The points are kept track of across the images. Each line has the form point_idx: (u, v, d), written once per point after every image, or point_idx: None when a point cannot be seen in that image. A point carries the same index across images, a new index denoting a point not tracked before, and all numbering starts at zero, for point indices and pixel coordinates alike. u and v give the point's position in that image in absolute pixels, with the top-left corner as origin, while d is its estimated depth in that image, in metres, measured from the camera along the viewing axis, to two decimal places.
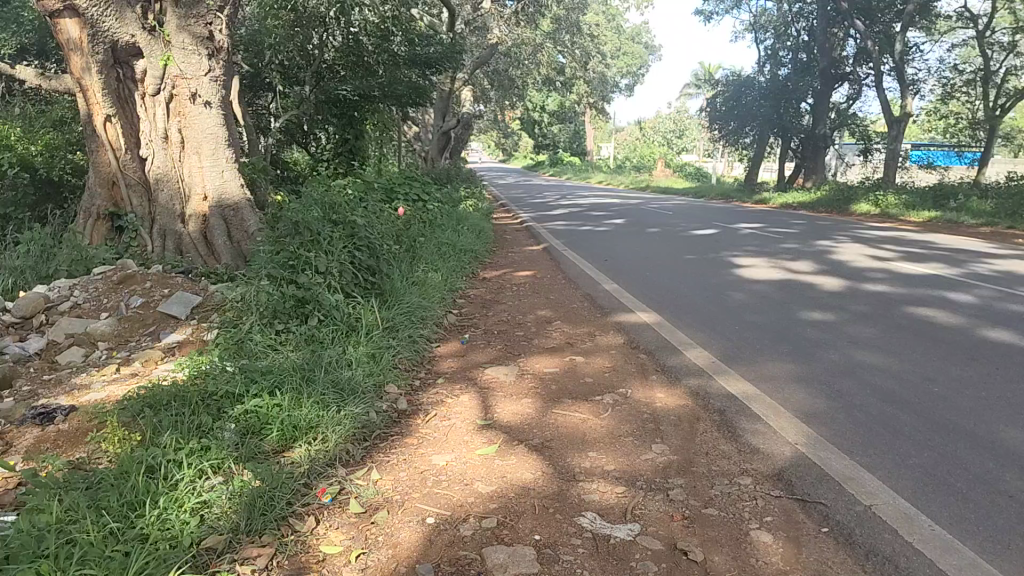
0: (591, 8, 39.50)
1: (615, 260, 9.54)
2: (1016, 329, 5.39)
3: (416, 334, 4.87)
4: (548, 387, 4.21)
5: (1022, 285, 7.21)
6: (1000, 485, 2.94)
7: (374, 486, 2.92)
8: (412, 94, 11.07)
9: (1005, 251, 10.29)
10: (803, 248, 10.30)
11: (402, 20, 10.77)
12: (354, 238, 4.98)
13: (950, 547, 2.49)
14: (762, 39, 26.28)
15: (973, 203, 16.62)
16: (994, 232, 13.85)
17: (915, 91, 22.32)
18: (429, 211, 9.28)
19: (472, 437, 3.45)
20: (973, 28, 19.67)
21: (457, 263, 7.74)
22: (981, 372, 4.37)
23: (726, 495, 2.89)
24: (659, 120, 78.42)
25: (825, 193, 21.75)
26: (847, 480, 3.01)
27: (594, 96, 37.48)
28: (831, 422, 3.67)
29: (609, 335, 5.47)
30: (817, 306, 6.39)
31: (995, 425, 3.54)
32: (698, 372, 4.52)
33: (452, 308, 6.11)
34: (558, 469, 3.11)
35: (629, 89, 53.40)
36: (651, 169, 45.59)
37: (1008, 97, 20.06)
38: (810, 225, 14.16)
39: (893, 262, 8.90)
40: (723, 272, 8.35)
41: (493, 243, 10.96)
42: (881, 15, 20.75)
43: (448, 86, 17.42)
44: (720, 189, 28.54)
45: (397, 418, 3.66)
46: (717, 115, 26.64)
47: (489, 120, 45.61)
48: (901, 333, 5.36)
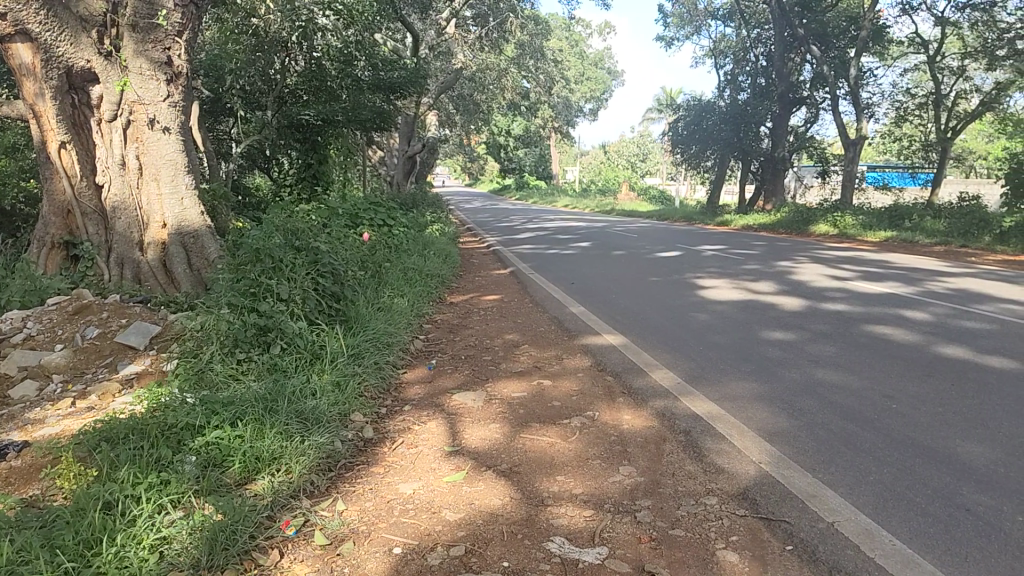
0: (556, 35, 40.17)
1: (582, 283, 9.59)
2: (971, 346, 5.53)
3: (382, 360, 4.84)
4: (517, 412, 4.19)
5: (974, 303, 7.42)
6: (958, 499, 2.99)
7: (339, 517, 2.88)
8: (376, 118, 11.03)
9: (956, 269, 10.61)
10: (764, 269, 10.49)
11: (364, 45, 10.77)
12: (318, 265, 4.96)
13: (910, 561, 2.52)
14: (722, 64, 27.03)
15: (926, 223, 17.12)
16: (948, 251, 14.26)
17: (869, 114, 23.04)
18: (394, 236, 9.26)
19: (439, 464, 3.43)
20: (924, 53, 20.25)
21: (424, 288, 7.71)
22: (937, 389, 4.46)
23: (693, 515, 2.90)
24: (623, 144, 79.54)
25: (785, 215, 22.19)
26: (810, 498, 3.04)
27: (559, 119, 37.93)
28: (794, 440, 3.72)
29: (577, 357, 5.49)
30: (779, 326, 6.49)
31: (952, 440, 3.62)
32: (664, 394, 4.55)
33: (419, 333, 6.08)
34: (525, 494, 3.09)
35: (593, 112, 54.21)
36: (616, 192, 46.17)
37: (958, 120, 20.78)
38: (771, 246, 14.44)
39: (851, 281, 9.09)
40: (686, 293, 8.45)
41: (460, 267, 10.95)
42: (836, 40, 21.52)
43: (414, 111, 17.49)
44: (683, 212, 28.97)
45: (363, 447, 3.62)
46: (679, 139, 27.09)
47: (456, 144, 45.84)
48: (859, 351, 5.47)
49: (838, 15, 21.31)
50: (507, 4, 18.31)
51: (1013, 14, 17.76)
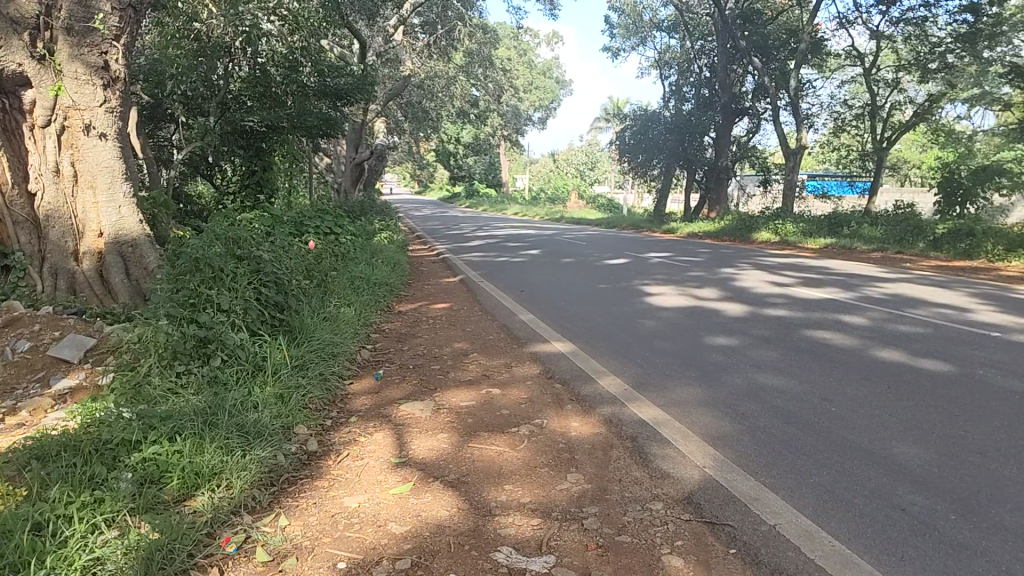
0: (504, 44, 40.39)
1: (531, 291, 9.62)
2: (905, 349, 5.73)
3: (327, 371, 4.78)
4: (465, 421, 4.17)
5: (909, 307, 7.70)
6: (895, 500, 3.08)
7: (281, 533, 2.82)
8: (323, 125, 10.95)
9: (892, 275, 11.00)
10: (709, 275, 10.71)
11: (310, 51, 10.70)
12: (260, 274, 4.87)
13: (848, 561, 2.59)
14: (666, 75, 27.59)
15: (864, 230, 17.69)
16: (884, 257, 14.77)
17: (809, 124, 23.76)
18: (341, 244, 9.15)
19: (386, 476, 3.39)
20: (861, 65, 20.96)
21: (372, 297, 7.64)
22: (873, 391, 4.60)
23: (639, 521, 2.93)
24: (572, 153, 80.29)
25: (728, 223, 22.68)
26: (753, 501, 3.11)
27: (508, 127, 38.08)
28: (736, 444, 3.80)
29: (526, 365, 5.50)
30: (723, 331, 6.62)
31: (887, 441, 3.74)
32: (612, 400, 4.59)
33: (366, 343, 6.02)
34: (473, 504, 3.07)
35: (542, 121, 54.61)
36: (565, 200, 46.54)
37: (893, 130, 21.57)
38: (715, 254, 14.75)
39: (791, 287, 9.35)
40: (634, 300, 8.56)
41: (408, 275, 10.87)
42: (776, 53, 22.17)
43: (361, 118, 17.31)
44: (631, 220, 29.37)
45: (306, 461, 3.56)
46: (626, 148, 27.46)
47: (404, 152, 45.60)
48: (799, 356, 5.62)
49: (778, 28, 22.07)
50: (455, 12, 18.36)
51: (943, 29, 18.55)
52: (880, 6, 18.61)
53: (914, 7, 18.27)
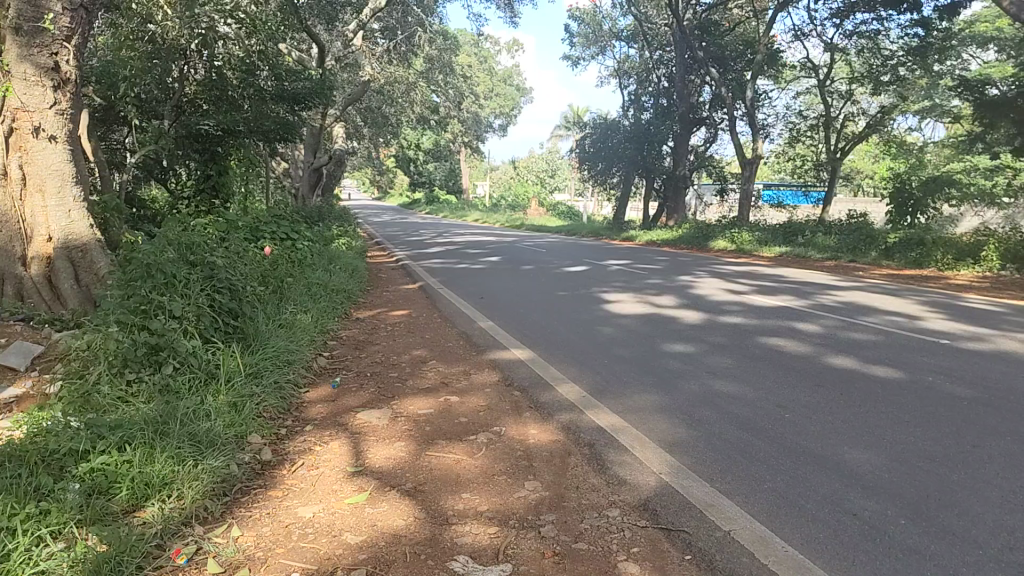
0: (464, 50, 40.44)
1: (491, 297, 9.62)
2: (856, 357, 5.86)
3: (282, 379, 4.70)
4: (423, 429, 4.15)
5: (861, 315, 7.89)
6: (846, 505, 3.14)
7: (234, 543, 2.76)
8: (280, 129, 10.95)
9: (845, 283, 11.26)
10: (667, 283, 10.83)
11: (267, 55, 10.62)
12: (213, 280, 4.78)
13: (801, 566, 2.64)
14: (626, 85, 27.93)
15: (817, 239, 18.09)
16: (838, 266, 15.13)
17: (765, 135, 24.27)
18: (298, 250, 9.03)
19: (342, 485, 3.34)
20: (815, 77, 21.46)
21: (329, 304, 7.55)
22: (826, 398, 4.70)
23: (596, 528, 2.94)
24: (533, 160, 80.65)
25: (686, 231, 22.98)
26: (707, 507, 3.14)
27: (468, 134, 38.08)
28: (692, 451, 3.83)
29: (485, 372, 5.49)
30: (680, 339, 6.69)
31: (839, 447, 3.82)
32: (570, 407, 4.61)
33: (322, 351, 5.95)
34: (430, 514, 3.05)
35: (503, 128, 54.77)
36: (526, 208, 46.66)
37: (846, 141, 22.11)
38: (673, 261, 14.95)
39: (747, 295, 9.51)
40: (593, 307, 8.61)
41: (367, 282, 10.77)
42: (733, 64, 22.67)
43: (319, 122, 17.10)
44: (591, 227, 29.58)
45: (260, 470, 3.49)
46: (586, 156, 27.67)
47: (364, 157, 45.25)
48: (754, 363, 5.70)
49: (735, 39, 22.51)
50: (416, 18, 18.38)
51: (895, 42, 19.12)
52: (834, 19, 19.08)
53: (866, 21, 18.76)
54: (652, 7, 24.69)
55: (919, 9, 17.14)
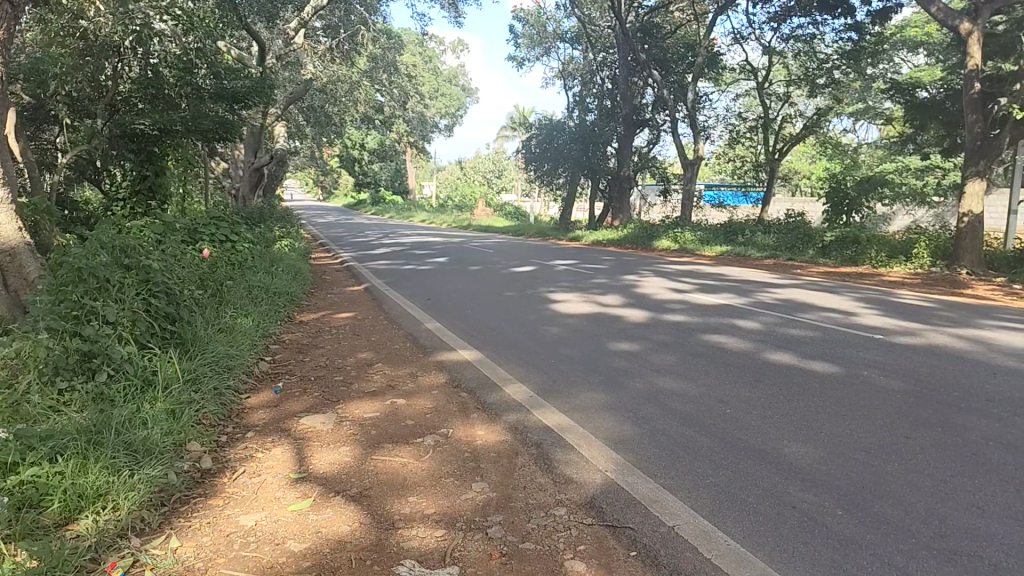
0: (409, 50, 40.18)
1: (437, 298, 9.57)
2: (794, 353, 6.02)
3: (222, 386, 4.59)
4: (368, 433, 4.09)
5: (798, 311, 8.12)
6: (786, 498, 3.23)
7: (172, 555, 2.68)
8: (219, 129, 10.57)
9: (784, 281, 11.56)
10: (612, 283, 10.96)
11: (206, 53, 10.38)
12: (149, 283, 4.63)
13: (742, 558, 2.70)
14: (570, 87, 28.15)
15: (757, 238, 18.54)
16: (777, 264, 15.52)
17: (706, 136, 24.76)
18: (238, 252, 8.81)
19: (284, 492, 3.28)
20: (754, 79, 21.97)
21: (271, 308, 7.41)
22: (765, 393, 4.81)
23: (542, 527, 2.95)
24: (479, 161, 80.69)
25: (630, 231, 23.27)
26: (652, 503, 3.19)
27: (414, 134, 37.90)
28: (636, 447, 3.88)
29: (432, 374, 5.45)
30: (625, 337, 6.77)
31: (779, 441, 3.92)
32: (516, 407, 4.61)
33: (264, 355, 5.82)
34: (375, 518, 3.01)
35: (449, 129, 54.70)
36: (472, 208, 46.60)
37: (784, 142, 22.71)
38: (618, 261, 15.12)
39: (690, 293, 9.69)
40: (539, 307, 8.65)
41: (311, 284, 10.60)
42: (674, 66, 23.09)
43: (259, 122, 16.73)
44: (537, 228, 29.70)
45: (200, 479, 3.41)
46: (532, 156, 27.75)
47: (307, 157, 44.51)
48: (696, 359, 5.82)
49: (676, 42, 22.91)
50: (358, 16, 18.22)
51: (829, 47, 19.75)
52: (772, 23, 19.55)
53: (802, 25, 19.28)
54: (595, 9, 24.92)
55: (853, 14, 17.71)
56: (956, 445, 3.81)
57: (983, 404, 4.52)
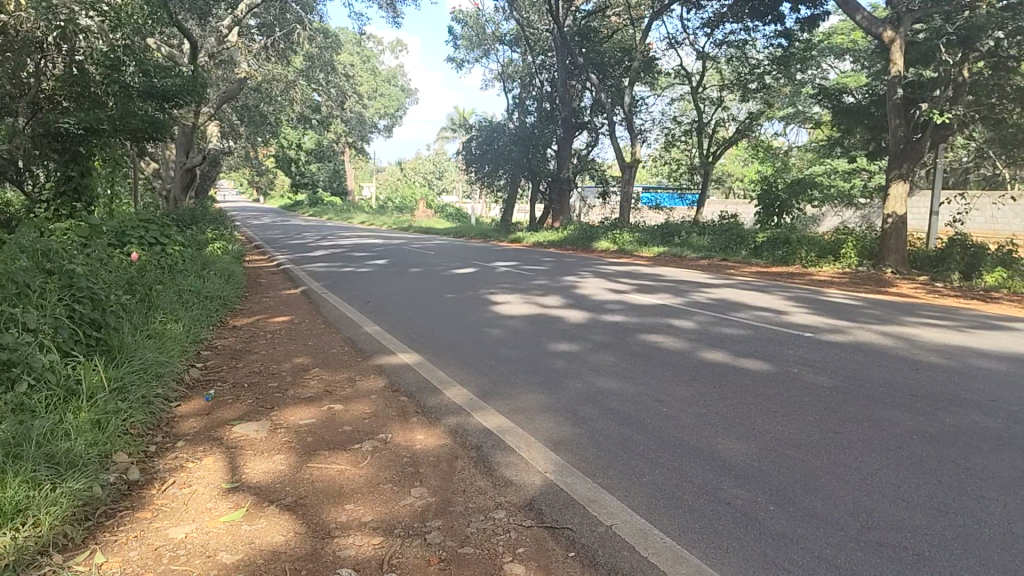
0: (347, 50, 39.75)
1: (377, 301, 9.47)
2: (728, 351, 6.15)
3: (151, 394, 4.42)
4: (304, 440, 4.01)
5: (733, 311, 8.31)
6: (720, 494, 3.29)
7: (96, 572, 2.57)
8: (148, 128, 10.03)
9: (719, 281, 11.83)
10: (552, 284, 11.03)
11: (133, 50, 10.05)
12: (73, 289, 4.45)
13: (679, 557, 2.73)
14: (509, 88, 28.28)
15: (692, 239, 18.94)
16: (712, 264, 15.90)
17: (642, 139, 25.17)
18: (169, 255, 8.52)
19: (216, 503, 3.18)
20: (688, 84, 22.45)
21: (203, 313, 7.18)
22: (700, 391, 4.91)
23: (481, 531, 2.94)
24: (420, 162, 80.36)
25: (570, 232, 23.51)
26: (591, 503, 3.21)
27: (353, 134, 37.50)
28: (576, 447, 3.91)
29: (370, 379, 5.37)
30: (565, 338, 6.81)
31: (714, 438, 3.99)
32: (456, 410, 4.59)
33: (195, 361, 5.65)
34: (312, 527, 2.95)
35: (388, 129, 54.28)
36: (413, 210, 46.38)
37: (717, 145, 23.28)
38: (558, 262, 15.23)
39: (629, 293, 9.83)
40: (479, 308, 8.64)
41: (244, 288, 10.34)
42: (612, 70, 23.37)
43: (191, 121, 16.30)
44: (478, 229, 29.71)
45: (127, 491, 3.28)
46: (472, 158, 27.40)
47: (242, 158, 43.49)
48: (634, 359, 5.89)
49: (613, 46, 23.23)
50: (294, 15, 17.91)
51: (761, 53, 20.36)
52: (705, 28, 19.99)
53: (734, 31, 19.76)
54: (533, 12, 25.07)
55: (782, 21, 18.23)
56: (882, 439, 3.94)
57: (907, 398, 4.71)
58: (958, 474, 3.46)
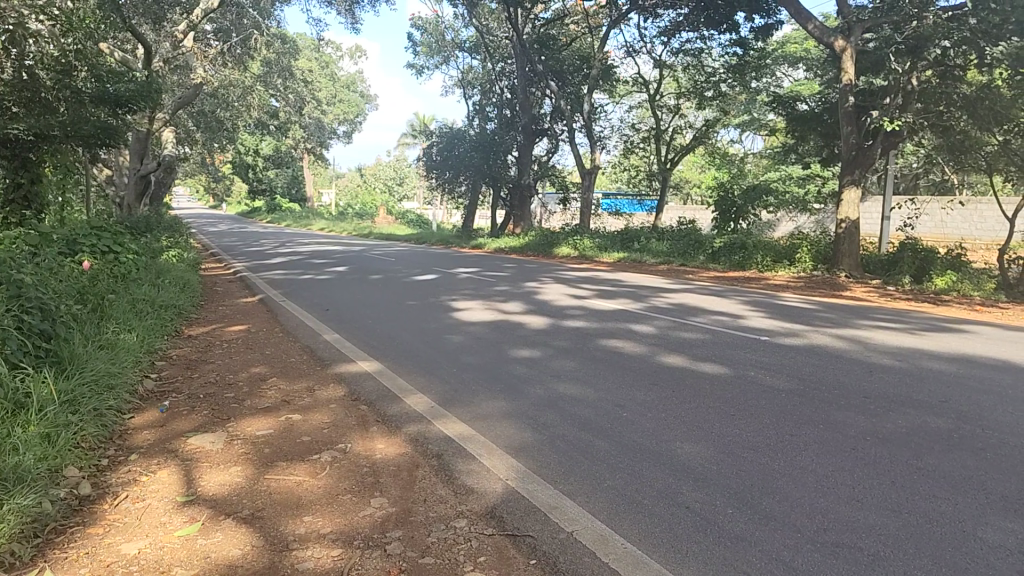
0: (305, 55, 39.33)
1: (336, 308, 9.37)
2: (687, 355, 6.24)
3: (102, 406, 4.31)
4: (262, 451, 3.95)
5: (691, 315, 8.42)
6: (680, 498, 3.32)
7: None
8: (102, 134, 9.72)
9: (678, 286, 11.96)
10: (513, 289, 11.07)
11: (86, 55, 9.79)
12: (22, 300, 4.31)
13: (639, 562, 2.75)
14: (469, 95, 28.32)
15: (652, 244, 19.14)
16: (671, 270, 16.05)
17: (602, 146, 25.37)
18: (123, 264, 8.32)
19: (171, 517, 3.11)
20: (646, 91, 22.69)
21: (157, 321, 7.04)
22: (661, 395, 4.96)
23: (442, 540, 2.92)
24: (380, 169, 79.86)
25: (532, 238, 23.57)
26: (552, 509, 3.21)
27: (312, 140, 37.10)
28: (537, 454, 3.92)
29: (330, 388, 5.31)
30: (526, 344, 6.83)
31: (673, 442, 4.03)
32: (417, 419, 4.56)
33: (149, 373, 5.53)
34: (269, 540, 2.90)
35: (348, 135, 53.89)
36: (374, 216, 46.08)
37: (675, 152, 23.58)
38: (520, 268, 15.24)
39: (589, 299, 9.90)
40: (441, 315, 8.60)
41: (201, 297, 10.15)
42: (571, 77, 23.53)
43: (144, 127, 15.95)
44: (440, 235, 29.61)
45: (78, 506, 3.19)
46: (434, 164, 27.32)
47: (198, 163, 42.69)
48: (595, 364, 5.93)
49: (572, 54, 23.39)
50: (251, 20, 17.68)
51: (716, 61, 20.71)
52: (662, 36, 20.26)
53: (690, 39, 20.03)
54: (492, 19, 25.12)
55: (737, 30, 18.54)
56: (837, 440, 4.03)
57: (861, 400, 4.82)
58: (911, 474, 3.55)
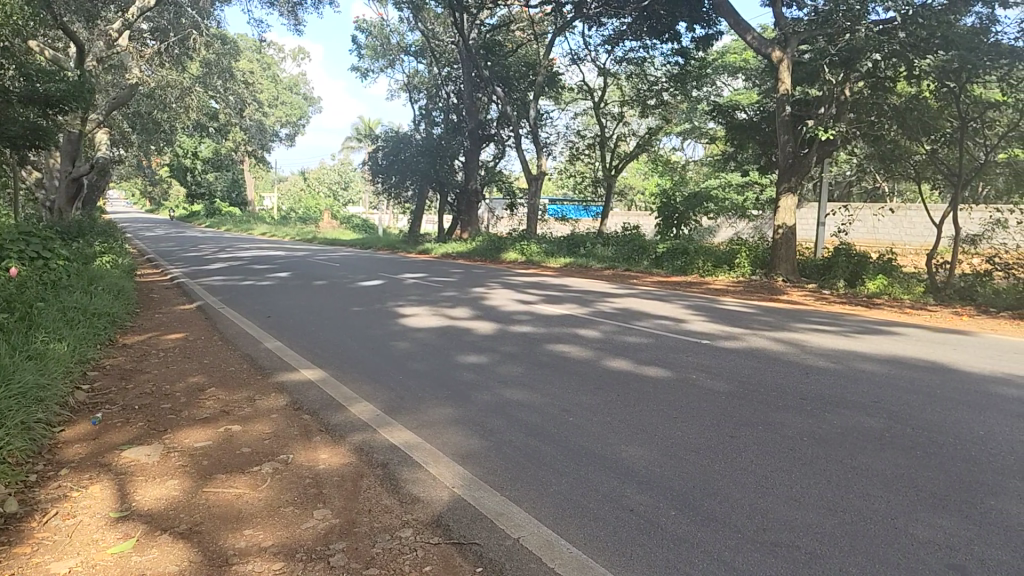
0: (245, 56, 38.48)
1: (279, 315, 9.18)
2: (631, 359, 6.31)
3: (30, 419, 4.12)
4: (199, 463, 3.84)
5: (637, 320, 8.51)
6: (624, 501, 3.36)
7: None
8: (30, 135, 9.38)
9: (622, 290, 12.08)
10: (459, 295, 11.03)
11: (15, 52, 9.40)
12: None
13: (584, 566, 2.77)
14: (416, 99, 28.15)
15: (597, 250, 19.31)
16: (616, 275, 16.21)
17: (548, 152, 25.48)
18: (52, 269, 8.01)
19: (103, 534, 3.00)
20: (591, 99, 22.85)
21: (90, 330, 6.78)
22: (606, 400, 5.00)
23: (387, 551, 2.89)
24: (324, 172, 78.77)
25: (479, 243, 23.55)
26: (498, 516, 3.21)
27: (253, 143, 36.31)
28: (484, 460, 3.91)
29: (271, 398, 5.19)
30: (472, 350, 6.80)
31: (618, 446, 4.07)
32: (362, 427, 4.50)
33: (81, 384, 5.32)
34: (207, 556, 2.82)
35: (291, 138, 52.95)
36: (317, 221, 45.38)
37: (620, 159, 23.87)
38: (466, 273, 15.19)
39: (535, 304, 9.94)
40: (386, 321, 8.50)
41: (136, 304, 9.83)
42: (517, 83, 23.55)
43: (76, 128, 15.37)
44: (386, 240, 29.35)
45: (4, 525, 3.04)
46: (379, 169, 27.07)
47: (134, 166, 41.37)
48: (541, 369, 5.94)
49: (518, 60, 23.50)
50: (189, 20, 17.24)
51: (659, 70, 21.05)
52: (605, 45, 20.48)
53: (634, 48, 20.35)
54: (438, 24, 25.04)
55: (679, 40, 18.86)
56: (774, 441, 4.13)
57: (798, 401, 4.96)
58: (846, 473, 3.66)
